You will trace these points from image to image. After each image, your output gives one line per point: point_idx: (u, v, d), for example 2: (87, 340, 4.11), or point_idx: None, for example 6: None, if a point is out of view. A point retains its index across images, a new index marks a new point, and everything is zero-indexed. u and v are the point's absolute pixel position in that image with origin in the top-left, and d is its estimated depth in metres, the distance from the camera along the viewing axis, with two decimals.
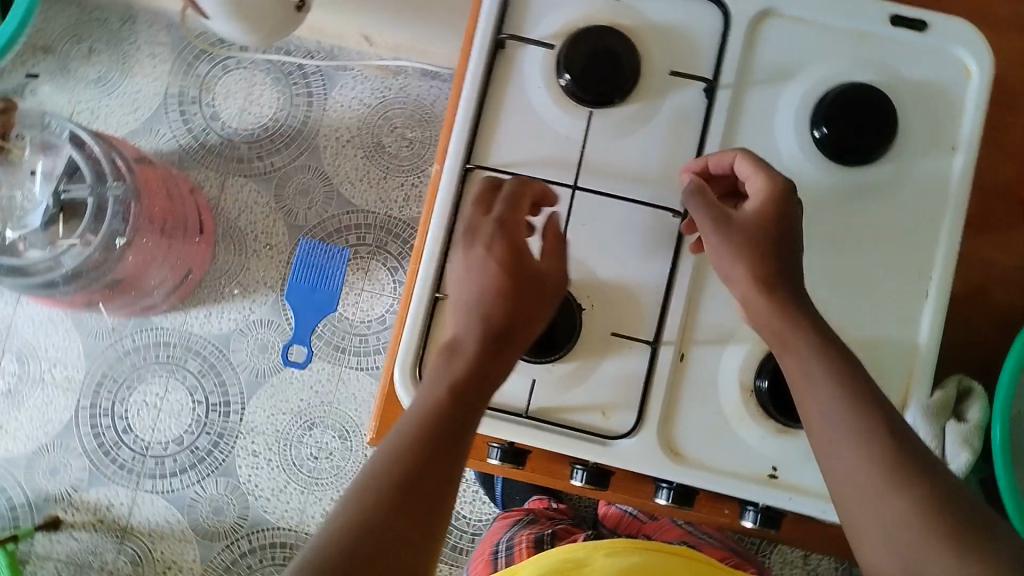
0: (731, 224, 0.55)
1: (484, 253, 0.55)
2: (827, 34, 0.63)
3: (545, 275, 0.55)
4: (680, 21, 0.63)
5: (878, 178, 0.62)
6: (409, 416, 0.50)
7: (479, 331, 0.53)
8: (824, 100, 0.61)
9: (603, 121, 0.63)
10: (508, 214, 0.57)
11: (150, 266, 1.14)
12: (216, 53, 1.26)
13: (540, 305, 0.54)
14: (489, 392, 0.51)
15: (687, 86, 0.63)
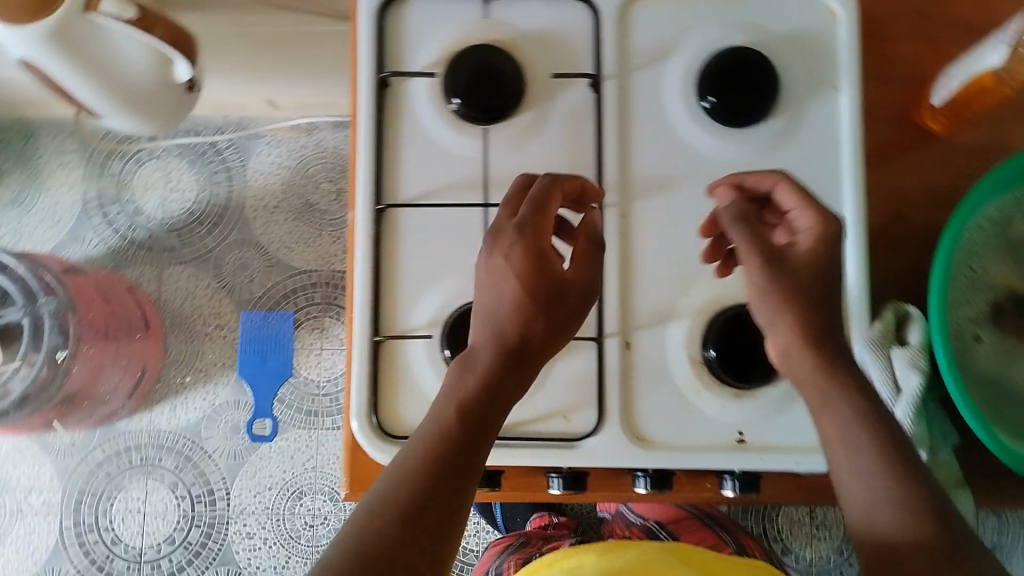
0: (784, 266, 0.51)
1: (513, 263, 0.53)
2: (694, 8, 0.65)
3: (567, 286, 0.54)
4: (551, 26, 0.64)
5: (773, 133, 0.64)
6: (419, 437, 0.48)
7: (493, 345, 0.51)
8: (705, 72, 0.63)
9: (500, 136, 0.64)
10: (535, 216, 0.54)
11: (100, 372, 1.20)
12: (126, 149, 1.26)
13: (562, 317, 0.53)
14: (503, 407, 0.50)
15: (572, 86, 0.64)
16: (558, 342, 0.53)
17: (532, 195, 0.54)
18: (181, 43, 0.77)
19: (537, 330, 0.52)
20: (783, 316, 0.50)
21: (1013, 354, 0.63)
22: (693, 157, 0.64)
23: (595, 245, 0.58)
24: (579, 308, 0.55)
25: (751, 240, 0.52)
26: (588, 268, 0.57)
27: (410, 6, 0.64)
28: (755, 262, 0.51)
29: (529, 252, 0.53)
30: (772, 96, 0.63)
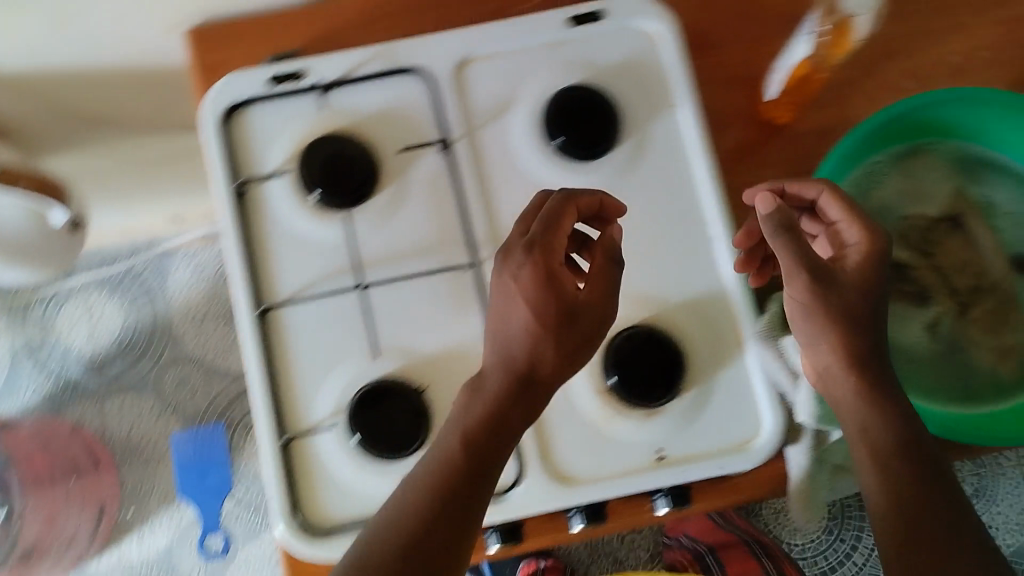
0: (832, 286, 0.54)
1: (527, 287, 0.53)
2: (524, 56, 0.67)
3: (582, 307, 0.55)
4: (392, 102, 0.67)
5: (625, 158, 0.66)
6: (424, 464, 0.52)
7: (504, 373, 0.53)
8: (550, 115, 0.65)
9: (365, 216, 0.65)
10: (544, 234, 0.54)
11: (49, 523, 1.21)
12: (42, 292, 1.23)
13: (577, 339, 0.54)
14: (510, 434, 0.52)
15: (424, 154, 0.66)
16: (568, 370, 0.54)
17: (546, 212, 0.55)
18: (47, 192, 0.78)
19: (545, 358, 0.53)
20: (827, 333, 0.54)
21: (902, 318, 0.62)
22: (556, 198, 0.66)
23: (615, 258, 0.57)
24: (596, 331, 0.55)
25: (793, 253, 0.53)
26: (606, 288, 0.56)
27: (252, 112, 0.66)
28: (802, 282, 0.54)
29: (541, 274, 0.54)
30: (616, 124, 0.66)
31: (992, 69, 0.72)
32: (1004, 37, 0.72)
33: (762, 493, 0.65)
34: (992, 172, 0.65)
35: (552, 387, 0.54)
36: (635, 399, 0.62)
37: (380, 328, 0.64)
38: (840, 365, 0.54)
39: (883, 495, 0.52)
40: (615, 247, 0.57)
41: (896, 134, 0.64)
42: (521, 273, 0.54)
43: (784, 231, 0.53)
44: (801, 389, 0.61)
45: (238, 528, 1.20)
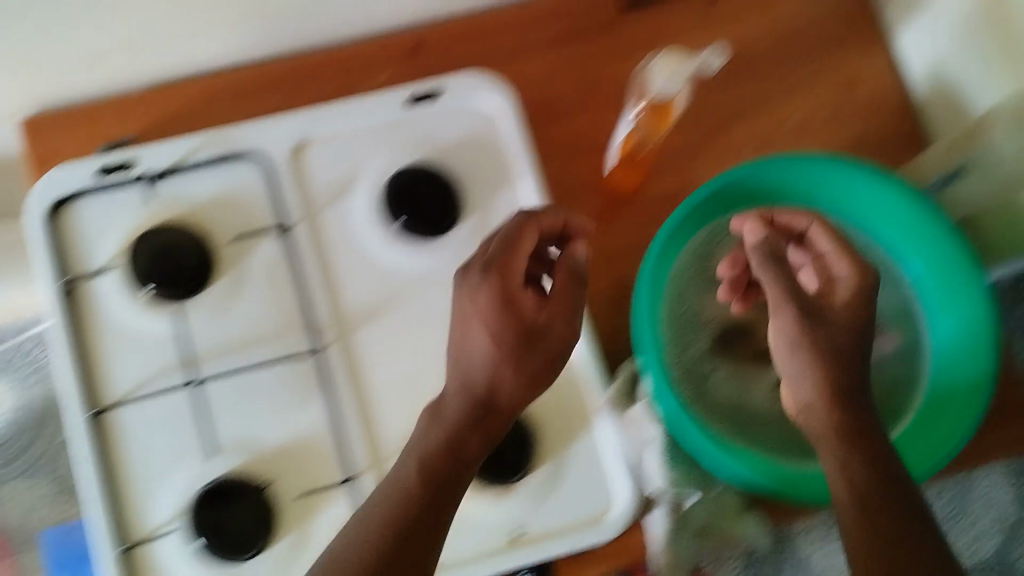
0: (822, 316, 0.51)
1: (485, 309, 0.53)
2: (363, 137, 0.67)
3: (542, 329, 0.54)
4: (227, 189, 0.66)
5: (469, 234, 0.66)
6: (380, 494, 0.49)
7: (464, 400, 0.51)
8: (389, 194, 0.64)
9: (201, 307, 0.63)
10: (502, 255, 0.54)
11: None
12: None
13: (537, 363, 0.53)
14: (467, 463, 0.50)
15: (263, 240, 0.64)
16: (525, 399, 0.53)
17: (503, 233, 0.55)
18: None
19: (505, 382, 0.52)
20: (804, 360, 0.50)
21: (746, 378, 0.63)
22: (403, 279, 0.65)
23: (579, 274, 0.56)
24: (558, 357, 0.55)
25: (778, 285, 0.53)
26: (567, 309, 0.55)
27: (77, 207, 0.64)
28: (791, 311, 0.52)
29: (498, 296, 0.53)
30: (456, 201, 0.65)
31: (830, 128, 0.74)
32: (836, 97, 0.74)
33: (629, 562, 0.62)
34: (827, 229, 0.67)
35: (513, 414, 0.53)
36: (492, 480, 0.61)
37: (221, 423, 0.61)
38: (824, 401, 0.49)
39: (854, 526, 0.45)
40: (577, 265, 0.56)
41: (734, 198, 0.64)
42: (476, 295, 0.53)
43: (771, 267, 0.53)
44: (653, 458, 0.61)
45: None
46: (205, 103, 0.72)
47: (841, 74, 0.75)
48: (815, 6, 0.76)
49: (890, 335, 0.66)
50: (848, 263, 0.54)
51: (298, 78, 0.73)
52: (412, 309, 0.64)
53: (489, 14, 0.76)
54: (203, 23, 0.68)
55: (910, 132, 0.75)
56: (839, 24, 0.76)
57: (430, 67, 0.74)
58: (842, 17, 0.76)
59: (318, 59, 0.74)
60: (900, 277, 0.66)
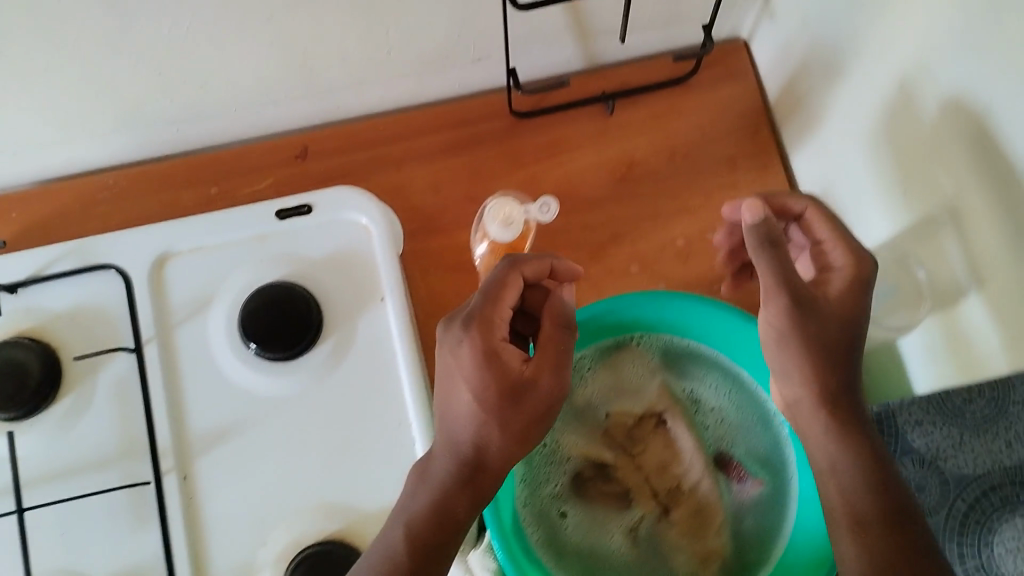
0: (819, 309, 0.49)
1: (468, 362, 0.50)
2: (229, 250, 0.66)
3: (530, 384, 0.51)
4: (83, 300, 0.64)
5: (325, 358, 0.64)
6: (372, 563, 0.49)
7: (453, 455, 0.50)
8: (245, 315, 0.63)
9: (44, 426, 0.62)
10: (485, 306, 0.51)
11: None
12: None
13: (523, 421, 0.51)
14: (455, 529, 0.49)
15: (113, 358, 0.63)
16: (517, 450, 0.51)
17: (484, 284, 0.53)
18: None
19: (492, 442, 0.50)
20: (804, 363, 0.49)
21: (599, 523, 0.61)
22: (254, 403, 0.63)
23: (566, 327, 0.55)
24: (552, 408, 0.52)
25: (774, 276, 0.49)
26: (555, 361, 0.53)
27: None
28: (780, 301, 0.49)
29: (481, 348, 0.50)
30: (314, 326, 0.63)
31: (720, 252, 0.72)
32: None
33: None
34: (699, 365, 0.65)
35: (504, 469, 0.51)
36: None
37: (52, 549, 0.60)
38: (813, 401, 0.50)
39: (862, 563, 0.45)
40: (564, 316, 0.55)
41: (599, 331, 0.63)
42: (460, 349, 0.50)
43: (766, 239, 0.50)
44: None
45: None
46: (79, 207, 0.71)
47: (735, 193, 0.73)
48: (713, 122, 0.74)
49: (756, 482, 0.62)
50: (844, 255, 0.52)
51: (176, 180, 0.72)
52: (259, 434, 0.62)
53: (380, 118, 0.74)
54: (75, 128, 0.67)
55: None
56: (737, 142, 0.74)
57: (312, 175, 0.72)
58: (741, 133, 0.74)
59: (200, 160, 0.72)
60: (773, 421, 0.62)
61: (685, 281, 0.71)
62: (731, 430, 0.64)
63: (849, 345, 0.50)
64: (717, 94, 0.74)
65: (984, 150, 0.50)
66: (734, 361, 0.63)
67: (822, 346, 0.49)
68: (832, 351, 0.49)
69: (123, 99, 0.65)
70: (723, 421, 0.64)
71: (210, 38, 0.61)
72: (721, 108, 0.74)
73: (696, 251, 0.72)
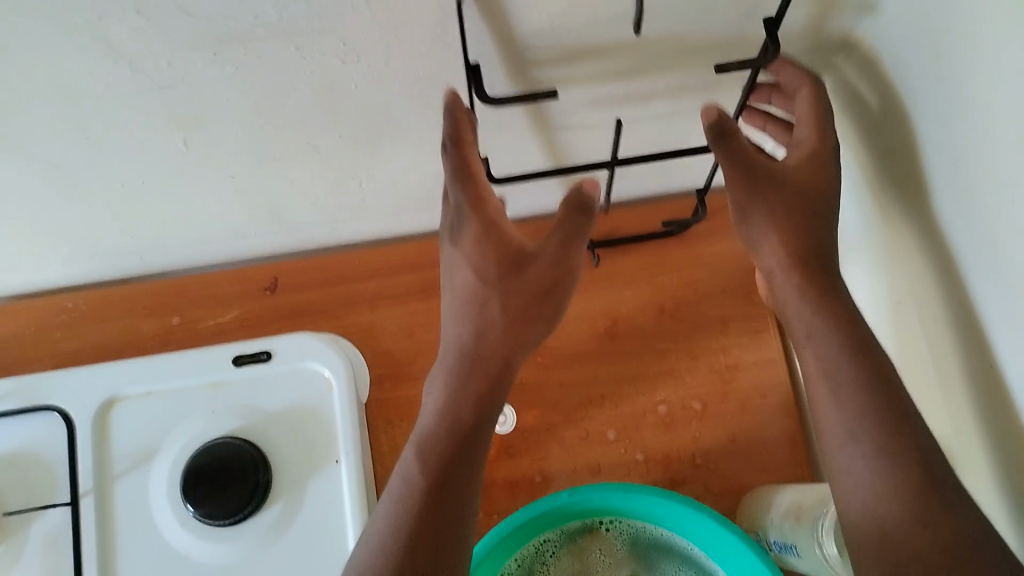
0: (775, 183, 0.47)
1: (467, 242, 0.48)
2: (180, 395, 0.62)
3: (533, 254, 0.50)
4: (24, 444, 0.61)
5: (267, 525, 0.59)
6: (392, 495, 0.46)
7: (460, 354, 0.50)
8: (186, 476, 0.59)
9: None
10: (468, 191, 0.45)
11: None
12: None
13: (528, 294, 0.50)
14: (472, 425, 0.48)
15: (48, 510, 0.60)
16: (524, 330, 0.50)
17: (450, 172, 0.45)
18: None
19: (494, 325, 0.49)
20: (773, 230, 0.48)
21: None
22: (188, 568, 0.59)
23: (582, 205, 0.49)
24: (562, 279, 0.51)
25: (733, 163, 0.46)
26: (568, 238, 0.50)
27: None
28: (741, 185, 0.47)
29: (480, 229, 0.47)
30: (260, 487, 0.59)
31: (704, 422, 0.67)
32: (716, 389, 0.67)
33: None
34: (670, 559, 0.60)
35: (513, 353, 0.50)
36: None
37: None
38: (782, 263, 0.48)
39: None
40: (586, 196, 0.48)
41: (562, 515, 0.59)
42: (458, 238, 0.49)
43: (721, 135, 0.45)
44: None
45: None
46: (36, 333, 0.67)
47: (728, 358, 0.68)
48: (708, 280, 0.70)
49: None
50: (806, 129, 0.48)
51: (138, 309, 0.68)
52: None
53: (356, 252, 0.70)
54: (32, 258, 0.64)
55: (798, 435, 0.66)
56: (731, 302, 0.69)
57: (282, 311, 0.68)
58: (736, 292, 0.69)
59: (166, 288, 0.69)
60: None
61: (664, 452, 0.66)
62: None
63: (813, 223, 0.48)
64: (715, 248, 0.70)
65: (859, 68, 0.50)
66: (709, 558, 0.59)
67: (796, 228, 0.48)
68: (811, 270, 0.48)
69: (83, 234, 0.62)
70: None
71: (169, 187, 0.57)
72: (714, 265, 0.70)
73: (679, 420, 0.67)
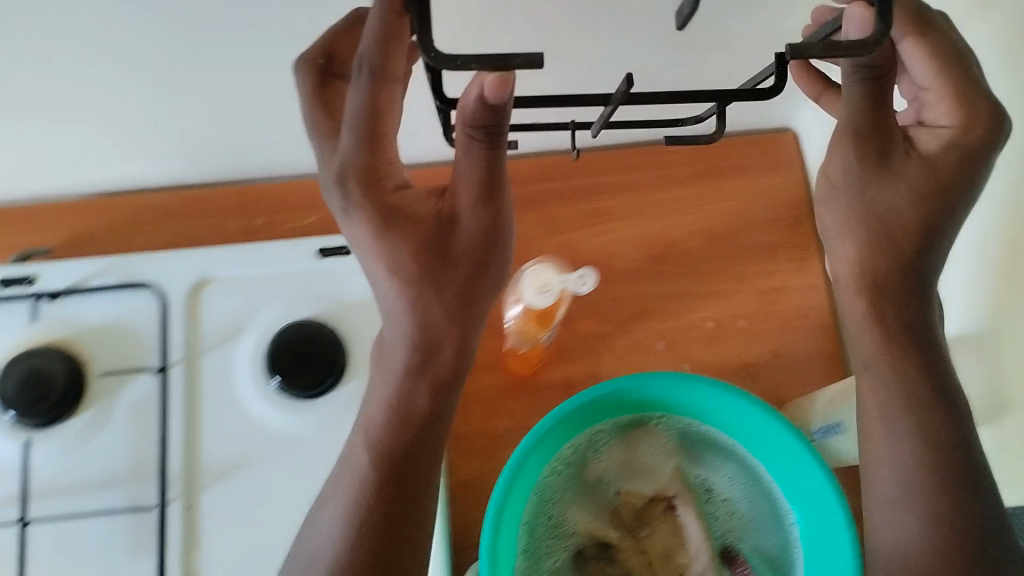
0: (888, 173, 0.46)
1: (368, 238, 0.43)
2: (265, 282, 0.67)
3: (453, 223, 0.44)
4: (118, 317, 0.65)
5: (345, 399, 0.64)
6: (346, 489, 0.46)
7: (406, 344, 0.45)
8: (274, 350, 0.63)
9: (51, 441, 0.60)
10: (361, 160, 0.40)
11: None
12: None
13: (457, 277, 0.44)
14: (420, 425, 0.46)
15: (137, 378, 0.63)
16: (473, 302, 0.45)
17: (351, 111, 0.39)
18: None
19: (433, 317, 0.44)
20: (850, 225, 0.49)
21: None
22: (267, 437, 0.63)
23: (493, 147, 0.41)
24: (493, 245, 0.44)
25: (850, 150, 0.45)
26: (487, 198, 0.43)
27: None
28: (846, 163, 0.46)
29: (382, 217, 0.42)
30: (337, 366, 0.63)
31: (748, 339, 0.72)
32: (761, 309, 0.72)
33: None
34: (715, 453, 0.64)
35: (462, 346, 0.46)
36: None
37: (40, 566, 0.58)
38: None
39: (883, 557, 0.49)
40: (486, 130, 0.39)
41: (614, 409, 0.62)
42: (346, 212, 0.42)
43: (866, 76, 0.40)
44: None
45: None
46: (131, 221, 0.73)
47: (774, 282, 0.73)
48: (755, 210, 0.75)
49: None
50: (937, 96, 0.46)
51: (231, 209, 0.74)
52: (267, 468, 0.62)
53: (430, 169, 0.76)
54: (132, 145, 0.67)
55: (834, 352, 0.71)
56: (777, 230, 0.74)
57: None
58: (782, 222, 0.74)
59: (256, 192, 0.74)
60: (786, 519, 0.61)
61: (709, 364, 0.71)
62: (740, 524, 0.63)
63: (901, 239, 0.47)
64: (763, 180, 0.75)
65: None
66: (750, 454, 0.62)
67: (866, 233, 0.48)
68: (875, 280, 0.48)
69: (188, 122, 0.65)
70: (734, 514, 0.63)
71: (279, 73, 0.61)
72: (762, 197, 0.75)
73: (727, 334, 0.72)
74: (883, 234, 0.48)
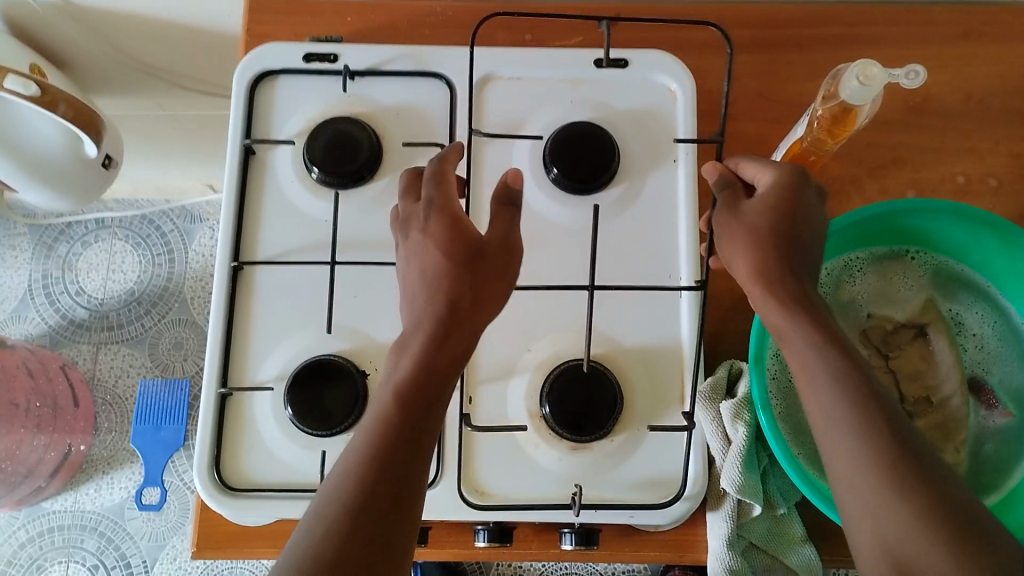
0: (740, 214, 0.57)
1: (427, 242, 0.55)
2: (542, 85, 0.70)
3: (484, 242, 0.55)
4: (410, 99, 0.69)
5: (615, 198, 0.67)
6: (361, 432, 0.48)
7: (432, 320, 0.52)
8: (565, 145, 0.65)
9: (353, 201, 0.66)
10: (436, 193, 0.56)
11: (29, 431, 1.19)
12: (117, 234, 1.32)
13: (489, 275, 0.54)
14: (439, 388, 0.50)
15: (426, 153, 0.68)
16: (486, 310, 0.53)
17: (430, 172, 0.57)
18: (82, 120, 0.82)
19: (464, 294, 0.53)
20: (746, 261, 0.55)
21: None
22: (545, 225, 0.67)
23: (508, 202, 0.56)
24: (510, 261, 0.55)
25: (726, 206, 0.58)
26: (504, 230, 0.56)
27: (279, 82, 0.69)
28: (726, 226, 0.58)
29: (443, 218, 0.55)
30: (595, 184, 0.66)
31: (997, 197, 0.73)
32: (1013, 170, 0.73)
33: (664, 552, 0.65)
34: (969, 293, 0.66)
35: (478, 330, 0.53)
36: (565, 526, 0.64)
37: (341, 303, 0.64)
38: None
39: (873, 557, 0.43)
40: (511, 191, 0.57)
41: (880, 234, 0.66)
42: (425, 225, 0.55)
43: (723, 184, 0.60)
44: (720, 508, 0.62)
45: (173, 494, 1.21)
46: (408, 26, 0.77)
47: None
48: (1018, 75, 0.74)
49: (1004, 412, 0.64)
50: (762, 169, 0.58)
51: (501, 22, 0.77)
52: (542, 251, 0.66)
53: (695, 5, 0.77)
54: None
55: None
56: None
57: (623, 40, 0.76)
58: None
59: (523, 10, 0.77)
60: None
61: None
62: (988, 358, 0.65)
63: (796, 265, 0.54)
64: None
65: None
66: (1002, 294, 0.65)
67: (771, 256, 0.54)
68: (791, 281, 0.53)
69: None
70: (983, 348, 0.65)
71: None
72: None
73: (977, 192, 0.73)
74: (780, 267, 0.53)
